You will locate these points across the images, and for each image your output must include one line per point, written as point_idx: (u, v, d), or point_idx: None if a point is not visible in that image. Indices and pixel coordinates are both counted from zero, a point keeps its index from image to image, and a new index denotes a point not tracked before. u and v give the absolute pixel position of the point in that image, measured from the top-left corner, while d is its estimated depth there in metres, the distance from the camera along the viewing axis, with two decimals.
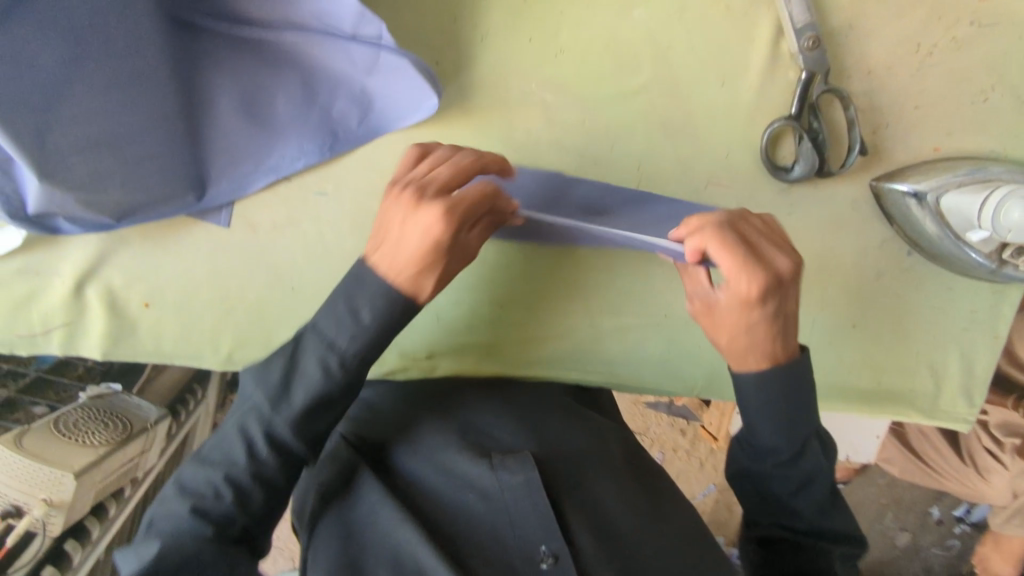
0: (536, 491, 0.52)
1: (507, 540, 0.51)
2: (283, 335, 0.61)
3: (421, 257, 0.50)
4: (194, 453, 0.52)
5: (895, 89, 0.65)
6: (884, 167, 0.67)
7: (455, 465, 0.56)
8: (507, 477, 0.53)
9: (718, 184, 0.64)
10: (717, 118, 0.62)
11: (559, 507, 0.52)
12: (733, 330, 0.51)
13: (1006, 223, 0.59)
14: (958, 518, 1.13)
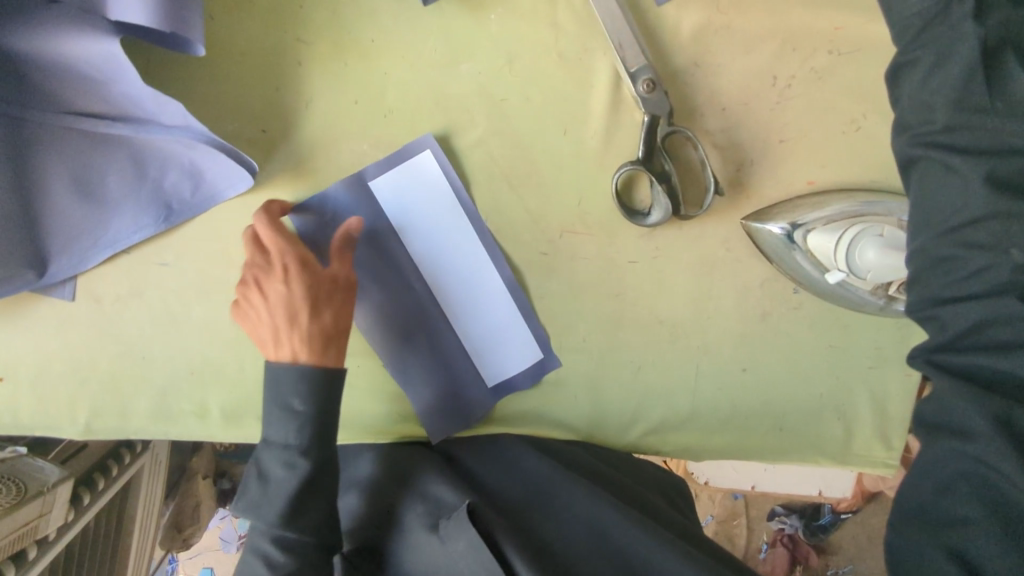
0: (478, 550, 0.54)
1: None
2: (138, 403, 0.62)
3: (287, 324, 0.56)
4: None
5: (755, 124, 0.63)
6: (754, 204, 0.64)
7: (419, 543, 0.60)
8: (452, 544, 0.56)
9: (573, 233, 0.63)
10: (562, 166, 0.61)
11: (501, 554, 0.55)
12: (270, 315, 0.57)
13: (864, 264, 0.59)
14: None
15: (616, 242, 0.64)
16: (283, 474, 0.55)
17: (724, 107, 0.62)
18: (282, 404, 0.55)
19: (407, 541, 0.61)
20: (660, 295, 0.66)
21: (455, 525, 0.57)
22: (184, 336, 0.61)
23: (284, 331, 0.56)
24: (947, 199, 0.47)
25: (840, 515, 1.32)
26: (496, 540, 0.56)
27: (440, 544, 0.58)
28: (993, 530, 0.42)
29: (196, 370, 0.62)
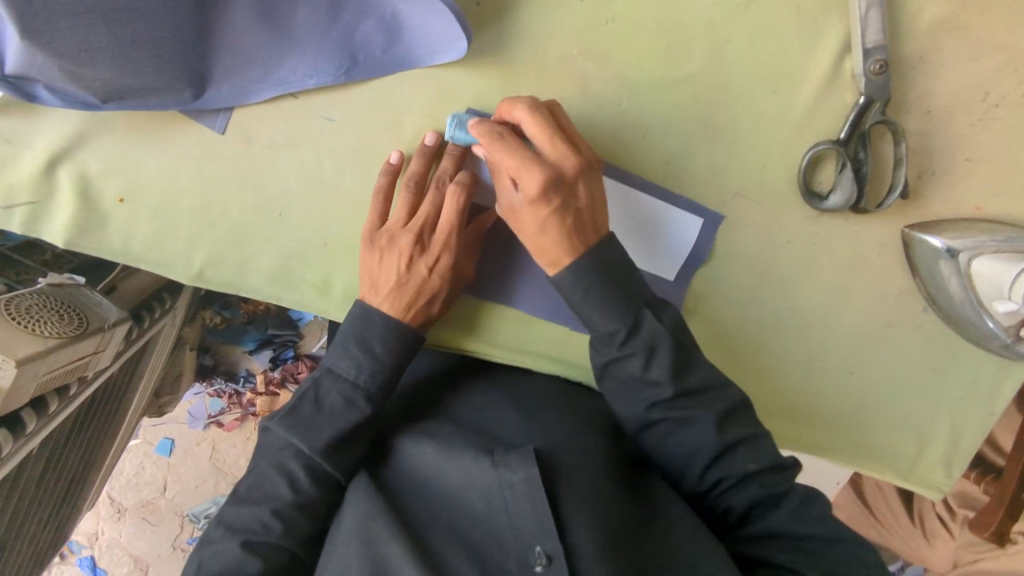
0: (536, 490, 0.48)
1: (505, 541, 0.48)
2: (260, 262, 0.57)
3: (410, 297, 0.55)
4: (233, 493, 0.56)
5: (951, 135, 0.61)
6: (919, 215, 0.64)
7: (456, 457, 0.52)
8: (508, 474, 0.49)
9: (746, 197, 0.61)
10: (758, 127, 0.59)
11: (556, 499, 0.49)
12: (387, 268, 0.55)
13: None
14: None
15: (781, 218, 0.62)
16: (338, 403, 0.54)
17: (929, 111, 0.60)
18: (362, 344, 0.55)
19: (446, 443, 0.54)
20: (801, 281, 0.65)
21: (519, 454, 0.50)
22: (327, 202, 0.56)
23: (390, 289, 0.55)
24: (607, 313, 0.51)
25: None
26: (553, 482, 0.50)
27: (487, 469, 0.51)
28: None
29: (329, 242, 0.57)
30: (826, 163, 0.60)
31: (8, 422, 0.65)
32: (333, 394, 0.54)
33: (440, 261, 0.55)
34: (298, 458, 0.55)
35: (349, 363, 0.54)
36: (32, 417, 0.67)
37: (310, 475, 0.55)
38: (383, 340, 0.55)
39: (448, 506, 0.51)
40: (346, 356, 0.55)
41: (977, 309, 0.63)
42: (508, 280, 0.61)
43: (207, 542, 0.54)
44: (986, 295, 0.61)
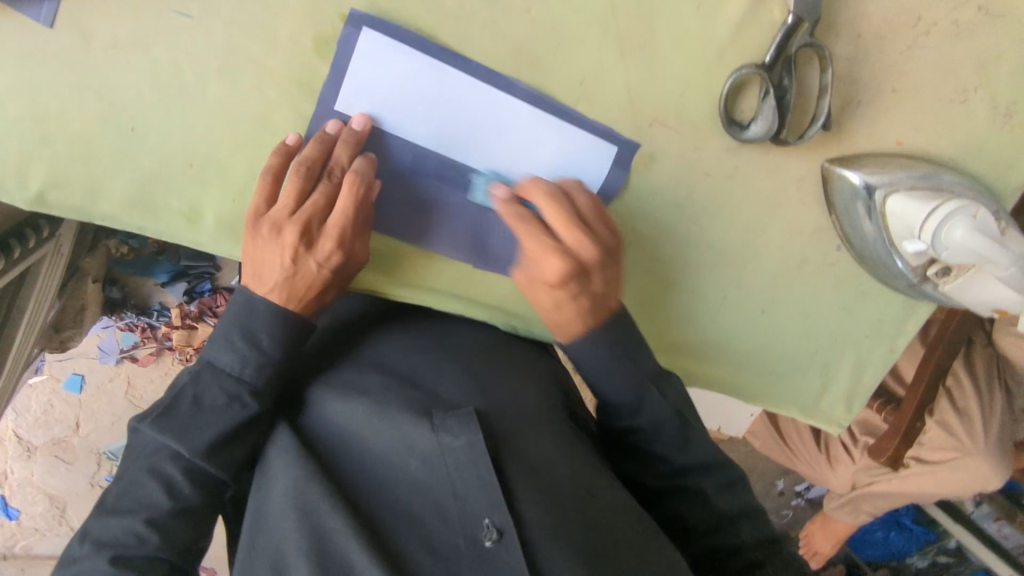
0: (478, 458, 0.51)
1: (449, 511, 0.50)
2: (114, 184, 0.50)
3: (292, 287, 0.52)
4: (97, 504, 0.52)
5: (878, 64, 0.58)
6: (842, 149, 0.61)
7: (393, 423, 0.54)
8: (449, 440, 0.52)
9: (663, 125, 0.57)
10: (681, 47, 0.54)
11: (501, 467, 0.51)
12: (267, 255, 0.51)
13: (946, 241, 0.57)
14: (797, 492, 1.53)
15: (699, 149, 0.58)
16: (225, 408, 0.51)
17: (859, 35, 0.56)
18: (246, 336, 0.52)
19: (381, 407, 0.55)
20: (716, 217, 0.62)
21: (458, 421, 0.53)
22: (190, 117, 0.49)
23: (275, 278, 0.51)
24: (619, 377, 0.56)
25: None
26: (499, 453, 0.52)
27: (429, 435, 0.53)
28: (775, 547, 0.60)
29: (195, 163, 0.50)
30: (749, 89, 0.56)
31: None
32: (214, 394, 0.51)
33: (326, 252, 0.50)
34: (176, 462, 0.53)
35: (232, 357, 0.51)
36: None
37: (190, 478, 0.53)
38: (269, 331, 0.52)
39: (387, 473, 0.52)
40: (229, 349, 0.51)
41: (889, 249, 0.62)
42: (406, 213, 0.55)
43: (76, 557, 0.51)
44: (898, 234, 0.60)
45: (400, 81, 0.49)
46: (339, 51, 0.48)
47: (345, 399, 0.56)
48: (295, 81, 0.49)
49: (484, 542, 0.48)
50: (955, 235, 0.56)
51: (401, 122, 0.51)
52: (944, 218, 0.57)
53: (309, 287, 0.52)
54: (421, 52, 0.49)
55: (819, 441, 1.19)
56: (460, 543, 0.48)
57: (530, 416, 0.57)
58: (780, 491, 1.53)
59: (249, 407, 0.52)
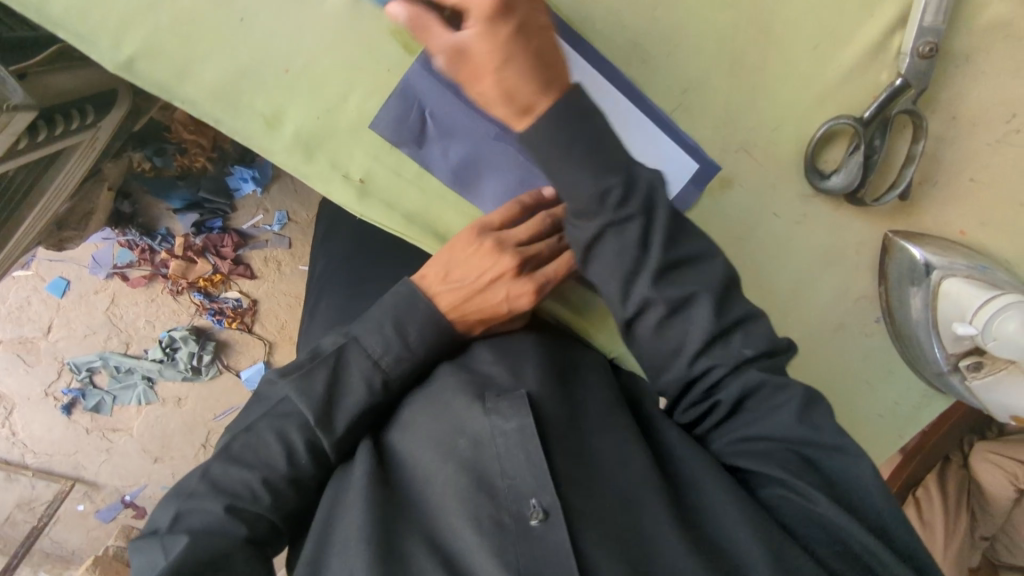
0: (528, 439, 0.47)
1: (497, 491, 0.45)
2: (206, 71, 0.49)
3: (468, 301, 0.54)
4: (224, 449, 0.51)
5: (964, 149, 0.59)
6: (907, 222, 0.61)
7: (451, 413, 0.51)
8: (500, 422, 0.48)
9: (748, 155, 0.57)
10: (788, 83, 0.54)
11: (547, 448, 0.47)
12: (462, 271, 0.54)
13: (997, 332, 0.55)
14: None
15: (775, 187, 0.58)
16: (359, 384, 0.51)
17: (954, 117, 0.57)
18: (396, 326, 0.53)
19: (440, 392, 0.52)
20: (772, 258, 0.62)
21: (509, 403, 0.49)
22: (301, 24, 0.48)
23: (457, 286, 0.54)
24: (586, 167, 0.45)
25: None
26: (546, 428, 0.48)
27: (482, 416, 0.49)
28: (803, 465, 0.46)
29: (291, 72, 0.49)
30: (839, 141, 0.57)
31: None
32: (321, 374, 0.51)
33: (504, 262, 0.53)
34: (302, 429, 0.51)
35: (379, 341, 0.52)
36: None
37: (311, 448, 0.51)
38: (419, 327, 0.53)
39: (442, 459, 0.48)
40: (378, 333, 0.52)
41: (927, 329, 0.62)
42: (475, 175, 0.54)
43: (190, 494, 0.49)
44: (943, 316, 0.60)
45: None
46: None
47: (415, 396, 0.53)
48: None
49: (529, 521, 0.43)
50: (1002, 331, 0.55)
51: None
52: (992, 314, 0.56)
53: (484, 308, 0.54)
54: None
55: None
56: (507, 522, 0.44)
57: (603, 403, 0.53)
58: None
59: (376, 390, 0.52)
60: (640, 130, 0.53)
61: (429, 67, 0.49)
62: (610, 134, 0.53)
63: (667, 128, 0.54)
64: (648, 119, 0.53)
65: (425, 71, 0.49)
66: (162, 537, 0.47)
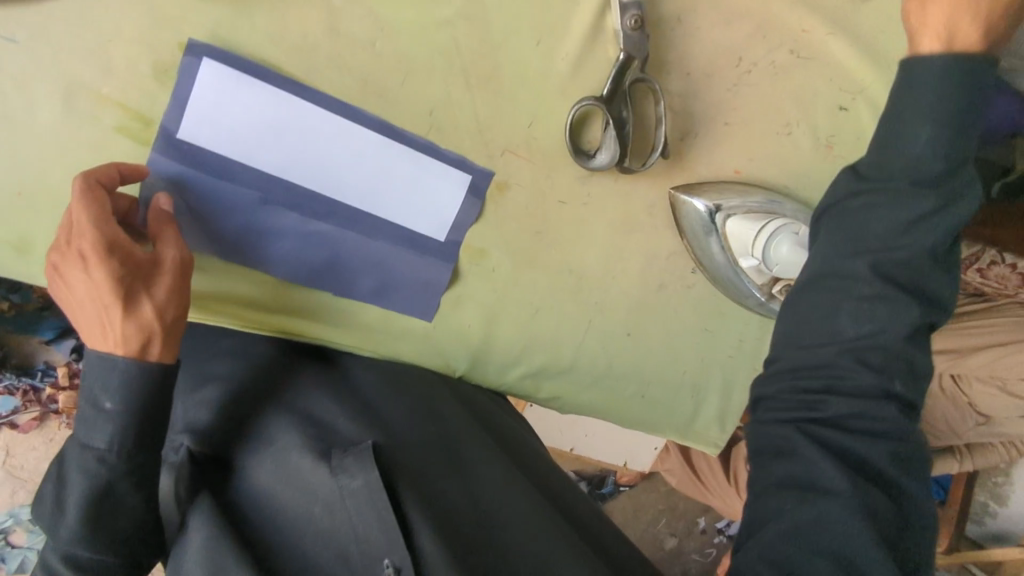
0: (375, 494, 0.52)
1: (352, 556, 0.52)
2: None
3: (104, 329, 0.48)
4: None
5: (709, 99, 0.63)
6: (685, 177, 0.65)
7: (299, 474, 0.55)
8: (347, 482, 0.53)
9: (515, 154, 0.59)
10: (526, 81, 0.57)
11: (405, 515, 0.53)
12: (79, 298, 0.48)
13: (775, 256, 0.65)
14: (717, 529, 1.58)
15: (552, 176, 0.61)
16: (80, 478, 0.50)
17: (688, 74, 0.62)
18: (89, 401, 0.49)
19: (288, 458, 0.56)
20: (577, 241, 0.65)
21: (354, 460, 0.54)
22: (19, 143, 0.48)
23: (123, 331, 0.48)
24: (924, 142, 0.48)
25: (619, 487, 1.56)
26: (393, 480, 0.55)
27: (330, 479, 0.54)
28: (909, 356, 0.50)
29: (25, 192, 0.49)
30: (594, 121, 0.60)
31: None
32: (52, 487, 0.51)
33: (100, 276, 0.46)
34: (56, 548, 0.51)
35: (91, 430, 0.50)
36: None
37: (69, 563, 0.50)
38: (107, 391, 0.49)
39: (291, 521, 0.54)
40: (88, 424, 0.50)
41: (733, 269, 0.68)
42: (255, 242, 0.55)
43: None
44: (738, 252, 0.68)
45: (240, 112, 0.50)
46: (179, 80, 0.48)
47: (255, 457, 0.57)
48: (128, 108, 0.49)
49: None
50: (782, 253, 0.65)
51: (247, 150, 0.51)
52: (769, 239, 0.65)
53: (114, 329, 0.48)
54: (265, 84, 0.50)
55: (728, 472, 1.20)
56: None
57: (444, 441, 0.61)
58: (701, 529, 1.59)
59: (113, 465, 0.50)
60: (400, 160, 0.55)
61: (172, 153, 0.50)
62: (373, 170, 0.55)
63: (429, 150, 0.56)
64: (404, 147, 0.55)
65: (168, 158, 0.50)
66: None
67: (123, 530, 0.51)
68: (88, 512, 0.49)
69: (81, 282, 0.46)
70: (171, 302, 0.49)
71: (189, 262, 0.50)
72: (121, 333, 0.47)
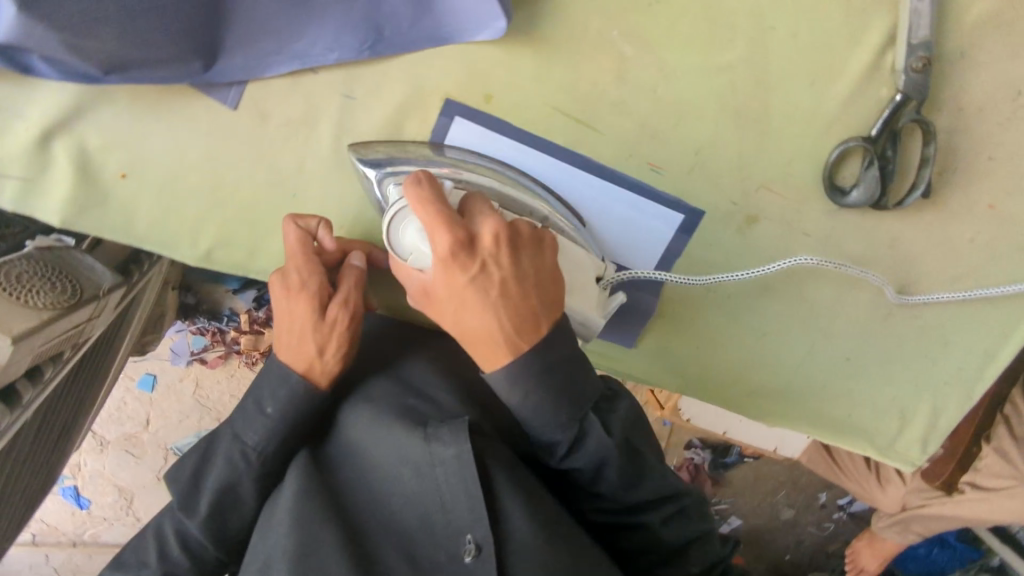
0: (465, 468, 0.50)
1: (437, 527, 0.51)
2: (274, 244, 0.55)
3: (286, 345, 0.54)
4: (120, 556, 0.60)
5: (979, 133, 0.60)
6: (933, 208, 0.64)
7: (389, 433, 0.54)
8: (439, 450, 0.50)
9: (769, 190, 0.60)
10: (794, 122, 0.57)
11: (490, 484, 0.51)
12: (276, 315, 0.54)
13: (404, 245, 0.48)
14: (840, 505, 1.55)
15: (801, 211, 0.61)
16: (221, 462, 0.55)
17: (961, 108, 0.59)
18: (256, 402, 0.54)
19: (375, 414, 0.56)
20: (808, 273, 0.67)
21: (452, 431, 0.51)
22: (346, 188, 0.54)
23: (295, 353, 0.54)
24: (559, 407, 0.48)
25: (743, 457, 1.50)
26: (484, 456, 0.52)
27: (421, 445, 0.52)
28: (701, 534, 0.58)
29: (345, 225, 0.56)
30: (853, 158, 0.60)
31: (3, 393, 0.62)
32: (190, 460, 0.57)
33: (295, 305, 0.53)
34: (173, 522, 0.58)
35: (243, 421, 0.54)
36: (28, 386, 0.64)
37: (181, 542, 0.57)
38: (272, 397, 0.54)
39: (376, 474, 0.54)
40: (242, 415, 0.55)
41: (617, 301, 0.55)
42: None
43: None
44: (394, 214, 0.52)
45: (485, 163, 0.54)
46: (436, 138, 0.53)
47: (352, 409, 0.57)
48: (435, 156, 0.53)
49: (463, 557, 0.49)
50: (412, 235, 0.48)
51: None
52: (395, 216, 0.48)
53: (291, 348, 0.54)
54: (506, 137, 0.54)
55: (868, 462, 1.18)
56: (442, 558, 0.50)
57: None
58: (822, 504, 1.55)
59: (255, 466, 0.55)
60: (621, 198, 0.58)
61: None
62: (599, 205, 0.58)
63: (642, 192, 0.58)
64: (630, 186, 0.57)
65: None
66: None
67: (241, 518, 0.57)
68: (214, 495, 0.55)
69: (280, 304, 0.54)
70: (340, 343, 0.54)
71: (360, 315, 0.55)
72: (293, 355, 0.54)
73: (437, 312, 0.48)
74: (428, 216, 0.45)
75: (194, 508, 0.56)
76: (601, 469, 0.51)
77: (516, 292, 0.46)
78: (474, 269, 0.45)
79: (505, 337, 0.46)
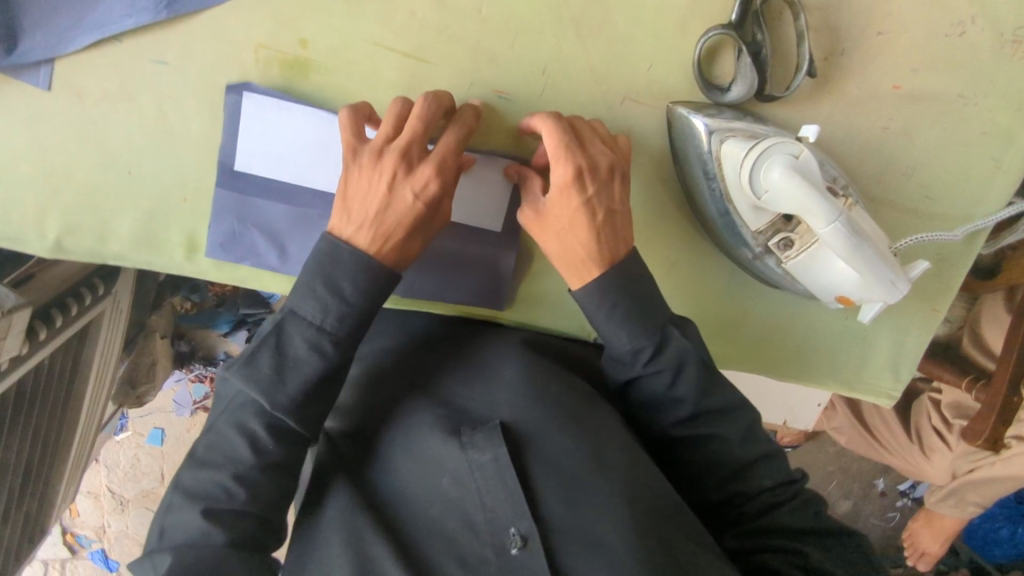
0: (504, 470, 0.48)
1: (478, 524, 0.47)
2: (120, 225, 0.53)
3: (380, 221, 0.50)
4: (190, 456, 0.51)
5: (856, 7, 0.56)
6: (832, 97, 0.58)
7: (418, 440, 0.52)
8: (476, 456, 0.48)
9: (635, 101, 0.56)
10: (642, 21, 0.54)
11: (528, 483, 0.48)
12: (363, 190, 0.50)
13: (764, 181, 0.51)
14: (902, 491, 1.28)
15: None
16: (305, 353, 0.49)
17: None
18: (324, 284, 0.49)
19: (416, 437, 0.52)
20: None
21: (485, 436, 0.49)
22: (181, 157, 0.52)
23: (390, 227, 0.50)
24: (635, 332, 0.51)
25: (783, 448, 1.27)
26: (522, 456, 0.49)
27: (459, 454, 0.49)
28: (733, 428, 0.53)
29: (188, 198, 0.53)
30: (723, 52, 0.55)
31: None
32: (265, 356, 0.49)
33: (420, 184, 0.50)
34: (259, 416, 0.50)
35: (315, 306, 0.49)
36: None
37: (273, 432, 0.50)
38: (348, 291, 0.49)
39: (421, 496, 0.49)
40: (311, 299, 0.49)
41: (858, 260, 0.51)
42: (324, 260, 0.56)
43: (168, 509, 0.50)
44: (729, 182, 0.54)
45: (291, 137, 0.52)
46: (229, 118, 0.51)
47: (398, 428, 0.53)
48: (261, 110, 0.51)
49: (509, 549, 0.45)
50: (774, 178, 0.50)
51: (303, 171, 0.53)
52: (764, 153, 0.51)
53: (399, 224, 0.50)
54: (302, 107, 0.51)
55: (909, 430, 1.05)
56: (488, 554, 0.45)
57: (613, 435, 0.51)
58: (880, 491, 1.29)
59: (329, 356, 0.49)
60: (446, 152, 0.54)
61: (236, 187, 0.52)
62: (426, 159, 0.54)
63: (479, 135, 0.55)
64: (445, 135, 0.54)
65: (235, 186, 0.53)
66: (152, 556, 0.48)
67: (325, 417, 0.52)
68: (307, 387, 0.49)
69: (367, 179, 0.50)
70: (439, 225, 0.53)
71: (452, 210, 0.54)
72: (390, 229, 0.50)
73: (547, 228, 0.53)
74: (552, 140, 0.51)
75: (281, 394, 0.49)
76: (712, 376, 0.53)
77: (614, 220, 0.52)
78: (612, 173, 0.52)
79: (600, 240, 0.52)
